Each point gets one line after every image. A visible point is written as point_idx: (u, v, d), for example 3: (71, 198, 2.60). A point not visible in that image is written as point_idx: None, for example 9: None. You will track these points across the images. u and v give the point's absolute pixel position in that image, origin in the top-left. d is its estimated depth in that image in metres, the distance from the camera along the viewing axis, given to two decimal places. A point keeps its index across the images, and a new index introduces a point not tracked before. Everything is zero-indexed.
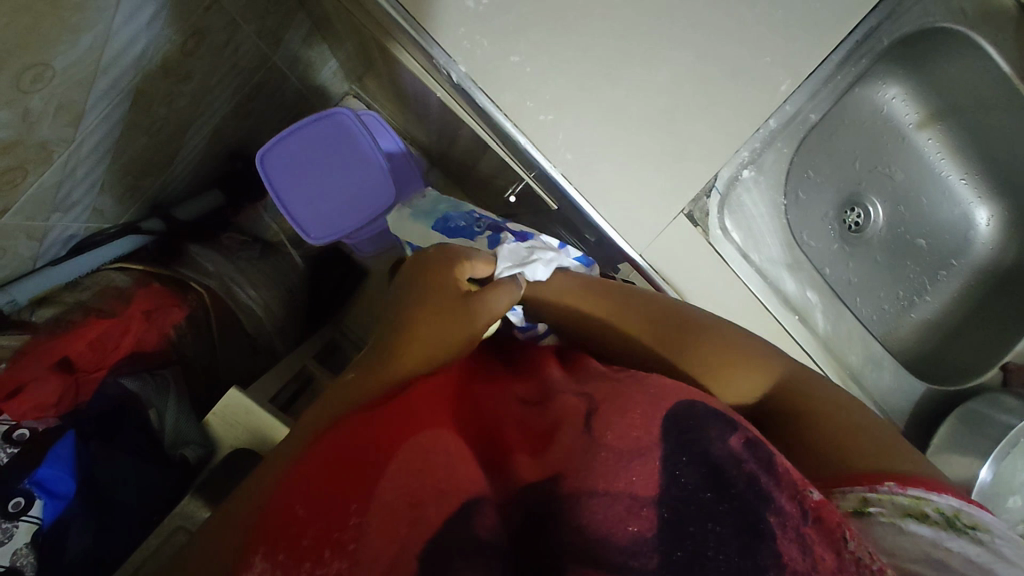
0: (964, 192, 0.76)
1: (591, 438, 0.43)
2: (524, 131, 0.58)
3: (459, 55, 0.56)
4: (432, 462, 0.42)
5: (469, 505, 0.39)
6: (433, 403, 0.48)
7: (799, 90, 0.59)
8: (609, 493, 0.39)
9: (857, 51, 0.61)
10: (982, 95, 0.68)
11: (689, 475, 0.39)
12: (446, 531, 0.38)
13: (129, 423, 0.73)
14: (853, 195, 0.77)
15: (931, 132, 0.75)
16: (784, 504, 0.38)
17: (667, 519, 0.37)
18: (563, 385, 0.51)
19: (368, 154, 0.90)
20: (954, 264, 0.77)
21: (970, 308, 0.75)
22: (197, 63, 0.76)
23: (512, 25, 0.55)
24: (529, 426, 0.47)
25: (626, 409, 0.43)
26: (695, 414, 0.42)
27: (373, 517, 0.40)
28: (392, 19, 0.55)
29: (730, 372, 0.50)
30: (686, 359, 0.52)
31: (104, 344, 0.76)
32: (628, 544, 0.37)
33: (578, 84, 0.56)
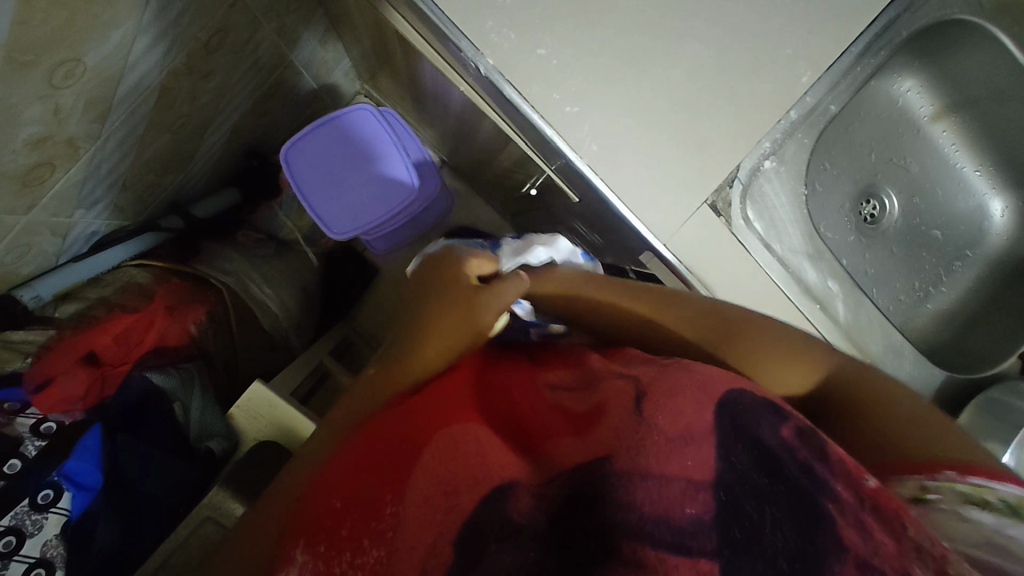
0: (979, 183, 0.77)
1: (640, 416, 0.43)
2: (551, 122, 0.59)
3: (486, 48, 0.57)
4: (463, 450, 0.42)
5: (505, 487, 0.39)
6: (465, 399, 0.49)
7: (820, 81, 0.59)
8: (663, 476, 0.38)
9: (877, 41, 0.62)
10: (998, 85, 0.69)
11: (742, 458, 0.39)
12: (481, 517, 0.38)
13: (152, 416, 0.74)
14: (868, 187, 0.78)
15: (945, 124, 0.76)
16: (840, 491, 0.38)
17: (723, 502, 0.36)
18: (607, 371, 0.50)
19: (388, 156, 0.91)
20: (970, 255, 0.78)
21: (983, 297, 0.76)
22: (219, 60, 0.77)
23: (538, 18, 0.55)
24: (570, 415, 0.47)
25: (675, 392, 0.43)
26: (746, 405, 0.42)
27: (410, 504, 0.40)
28: (420, 12, 0.56)
29: (763, 365, 0.51)
30: (720, 357, 0.52)
31: (128, 338, 0.77)
32: (685, 525, 0.35)
33: (603, 76, 0.57)
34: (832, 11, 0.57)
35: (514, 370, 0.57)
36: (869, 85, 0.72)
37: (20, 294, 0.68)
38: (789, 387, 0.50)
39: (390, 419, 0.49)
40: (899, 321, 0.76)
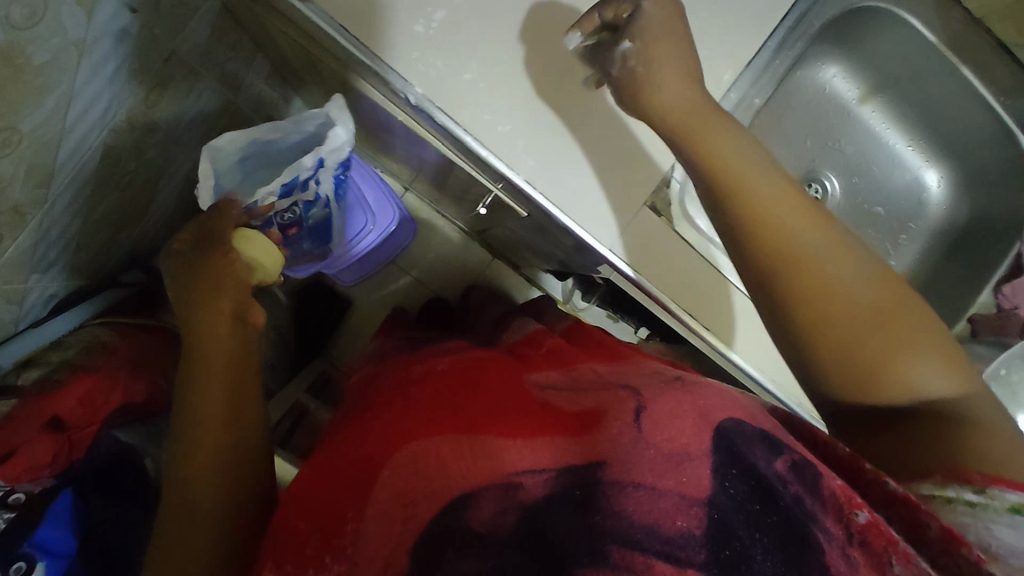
0: (913, 157, 0.79)
1: (637, 428, 0.38)
2: (485, 143, 0.59)
3: (414, 78, 0.56)
4: (425, 465, 0.41)
5: (462, 497, 0.37)
6: (442, 415, 0.47)
7: (741, 78, 0.63)
8: (654, 487, 0.34)
9: (792, 34, 0.65)
10: (917, 65, 0.72)
11: (737, 485, 0.36)
12: (439, 524, 0.37)
13: (126, 476, 0.74)
14: (809, 172, 0.80)
15: (874, 105, 0.78)
16: (830, 527, 0.35)
17: (716, 520, 0.34)
18: (604, 384, 0.48)
19: None
20: (913, 227, 0.80)
21: (932, 270, 0.78)
22: (161, 113, 0.77)
23: (463, 44, 0.57)
24: (562, 414, 0.45)
25: (676, 410, 0.39)
26: (744, 434, 0.39)
27: (371, 521, 0.40)
28: (346, 50, 0.55)
29: (911, 359, 0.44)
30: (901, 333, 0.44)
31: (94, 399, 0.73)
32: (674, 536, 0.33)
33: (531, 96, 0.59)
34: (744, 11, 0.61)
35: (500, 372, 0.55)
36: (794, 74, 0.74)
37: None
38: (941, 391, 0.43)
39: (365, 441, 0.48)
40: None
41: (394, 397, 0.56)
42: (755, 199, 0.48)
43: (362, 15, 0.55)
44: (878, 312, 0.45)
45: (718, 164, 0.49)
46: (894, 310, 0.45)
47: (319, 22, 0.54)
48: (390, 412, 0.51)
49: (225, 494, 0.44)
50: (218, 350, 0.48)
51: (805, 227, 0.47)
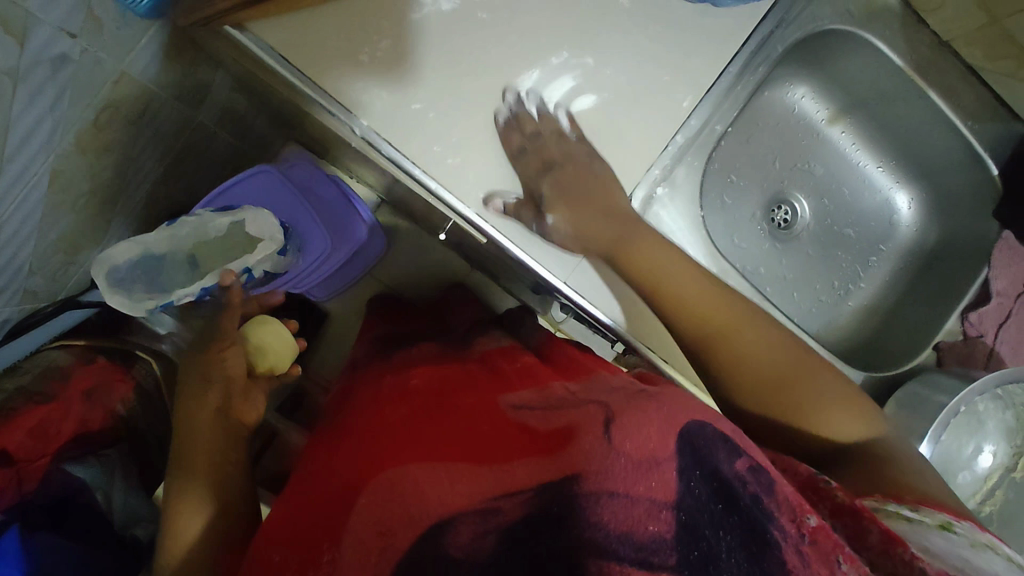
0: (883, 179, 0.78)
1: (608, 440, 0.34)
2: (434, 175, 0.58)
3: (359, 110, 0.54)
4: (401, 487, 0.36)
5: (438, 524, 0.32)
6: (415, 437, 0.43)
7: (702, 104, 0.64)
8: (627, 495, 0.32)
9: (753, 59, 0.67)
10: (881, 87, 0.71)
11: (702, 485, 0.33)
12: (417, 557, 0.31)
13: (77, 510, 0.68)
14: (778, 193, 0.78)
15: (842, 126, 0.77)
16: (785, 525, 0.34)
17: (685, 524, 0.32)
18: (573, 400, 0.44)
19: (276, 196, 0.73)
20: (884, 249, 0.78)
21: (899, 295, 0.77)
22: (113, 135, 0.74)
23: (409, 73, 0.55)
24: (535, 432, 0.41)
25: (641, 417, 0.36)
26: (705, 435, 0.36)
27: (346, 553, 0.34)
28: (297, 88, 0.53)
29: (829, 408, 0.45)
30: (807, 389, 0.46)
31: (47, 431, 0.70)
32: (645, 542, 0.30)
33: (483, 126, 0.58)
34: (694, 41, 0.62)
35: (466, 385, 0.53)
36: (759, 96, 0.74)
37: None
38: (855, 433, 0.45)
39: (329, 469, 0.44)
40: (812, 326, 0.77)
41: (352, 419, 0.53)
42: (683, 293, 0.50)
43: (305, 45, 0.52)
44: (785, 372, 0.47)
45: (645, 270, 0.52)
46: (799, 368, 0.47)
47: (259, 53, 0.51)
48: (350, 441, 0.47)
49: (216, 523, 0.46)
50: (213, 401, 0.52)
51: (713, 300, 0.50)
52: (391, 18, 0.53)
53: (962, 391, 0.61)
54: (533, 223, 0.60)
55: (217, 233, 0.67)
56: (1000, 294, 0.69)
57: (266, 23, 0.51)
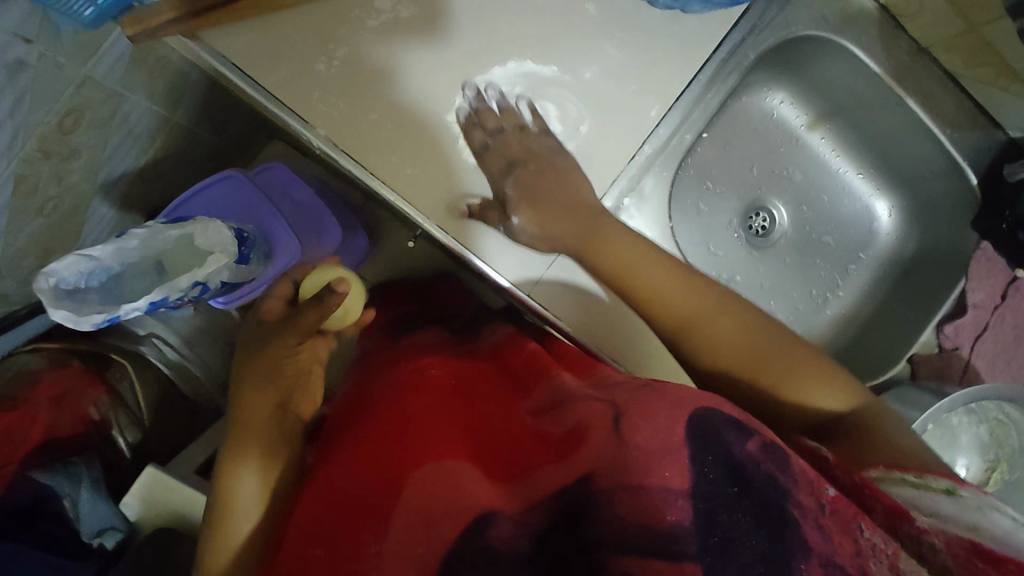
0: (863, 186, 0.77)
1: (620, 438, 0.39)
2: (392, 186, 0.58)
3: (317, 120, 0.56)
4: (438, 487, 0.40)
5: (479, 520, 0.37)
6: (438, 431, 0.47)
7: (669, 114, 0.64)
8: (641, 486, 0.35)
9: (724, 67, 0.66)
10: (859, 94, 0.70)
11: (715, 470, 0.36)
12: (462, 547, 0.36)
13: (42, 518, 0.66)
14: (755, 201, 0.77)
15: (822, 132, 0.77)
16: (803, 499, 0.36)
17: (701, 511, 0.34)
18: (582, 394, 0.48)
19: (238, 202, 0.73)
20: (862, 257, 0.78)
21: (878, 303, 0.76)
22: (80, 139, 0.73)
23: (366, 85, 0.57)
24: (546, 438, 0.45)
25: (649, 409, 0.39)
26: (714, 420, 0.38)
27: (390, 540, 0.37)
28: (257, 102, 0.55)
29: (804, 381, 0.48)
30: (774, 366, 0.48)
31: (11, 437, 0.68)
32: (667, 531, 0.34)
33: (441, 134, 0.59)
34: (661, 52, 0.62)
35: (476, 384, 0.56)
36: (736, 101, 0.74)
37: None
38: (830, 402, 0.47)
39: (352, 456, 0.47)
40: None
41: (353, 412, 0.56)
42: (649, 281, 0.53)
43: (261, 59, 0.55)
44: (752, 352, 0.49)
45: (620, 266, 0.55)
46: (768, 347, 0.50)
47: (212, 60, 0.54)
48: (357, 433, 0.50)
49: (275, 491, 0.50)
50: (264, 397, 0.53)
51: (679, 287, 0.53)
52: (351, 30, 0.56)
53: (930, 409, 0.62)
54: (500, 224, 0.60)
55: (167, 245, 0.57)
56: (976, 305, 0.70)
57: (222, 32, 0.54)
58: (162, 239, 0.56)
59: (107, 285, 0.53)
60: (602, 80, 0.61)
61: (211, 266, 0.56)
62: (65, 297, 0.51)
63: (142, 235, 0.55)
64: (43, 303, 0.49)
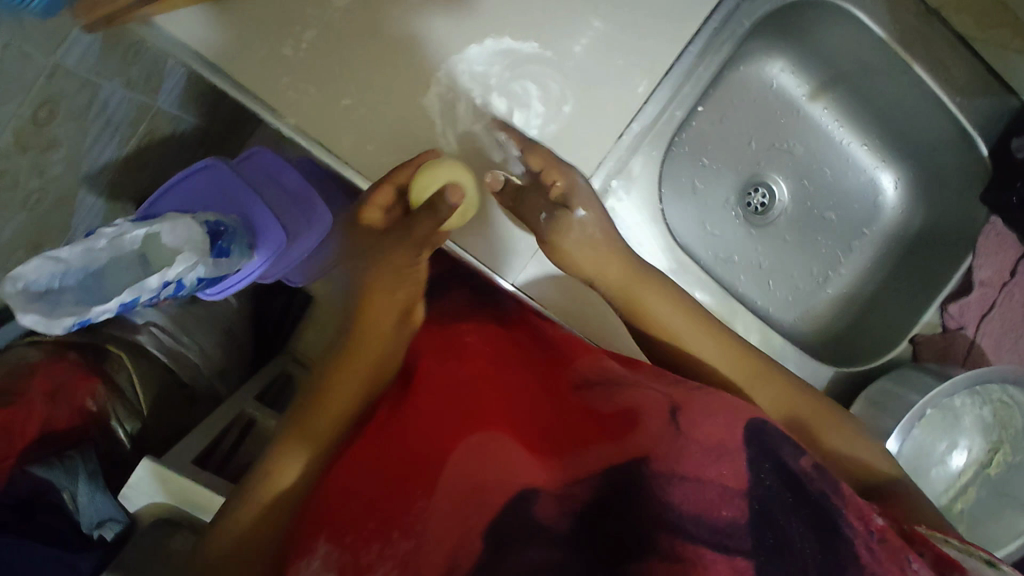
0: (867, 158, 0.74)
1: (678, 431, 0.41)
2: (366, 174, 0.56)
3: (286, 108, 0.54)
4: (487, 462, 0.42)
5: (524, 493, 0.39)
6: (486, 408, 0.49)
7: (659, 89, 0.59)
8: (698, 478, 0.38)
9: (717, 36, 0.62)
10: (865, 61, 0.66)
11: (771, 477, 0.39)
12: (508, 516, 0.37)
13: (41, 511, 0.65)
14: (754, 176, 0.74)
15: (824, 102, 0.73)
16: (854, 525, 0.38)
17: (757, 511, 0.37)
18: (639, 382, 0.49)
19: (217, 191, 0.71)
20: (867, 232, 0.74)
21: (880, 281, 0.73)
22: (58, 129, 0.72)
23: (336, 70, 0.54)
24: (596, 420, 0.46)
25: (710, 407, 0.42)
26: (771, 431, 0.42)
27: (438, 504, 0.40)
28: (223, 89, 0.53)
29: (849, 444, 0.50)
30: (822, 433, 0.50)
31: (9, 430, 0.67)
32: (722, 525, 0.36)
33: (415, 117, 0.56)
34: (647, 24, 0.58)
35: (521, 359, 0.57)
36: (732, 72, 0.70)
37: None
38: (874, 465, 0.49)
39: (401, 425, 0.49)
40: (787, 318, 0.73)
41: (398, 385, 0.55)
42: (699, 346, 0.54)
43: (223, 46, 0.52)
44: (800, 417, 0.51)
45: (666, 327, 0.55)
46: (815, 413, 0.51)
47: (172, 48, 0.52)
48: (404, 406, 0.51)
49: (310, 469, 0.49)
50: (349, 375, 0.52)
51: (726, 351, 0.54)
52: (319, 10, 0.53)
53: (932, 392, 0.57)
54: (544, 211, 0.56)
55: (134, 245, 0.55)
56: (984, 282, 0.67)
57: (182, 19, 0.51)
58: (132, 239, 0.55)
59: (77, 286, 0.52)
60: (586, 54, 0.58)
61: (180, 265, 0.55)
62: (32, 300, 0.50)
63: (110, 234, 0.53)
64: (13, 308, 0.48)
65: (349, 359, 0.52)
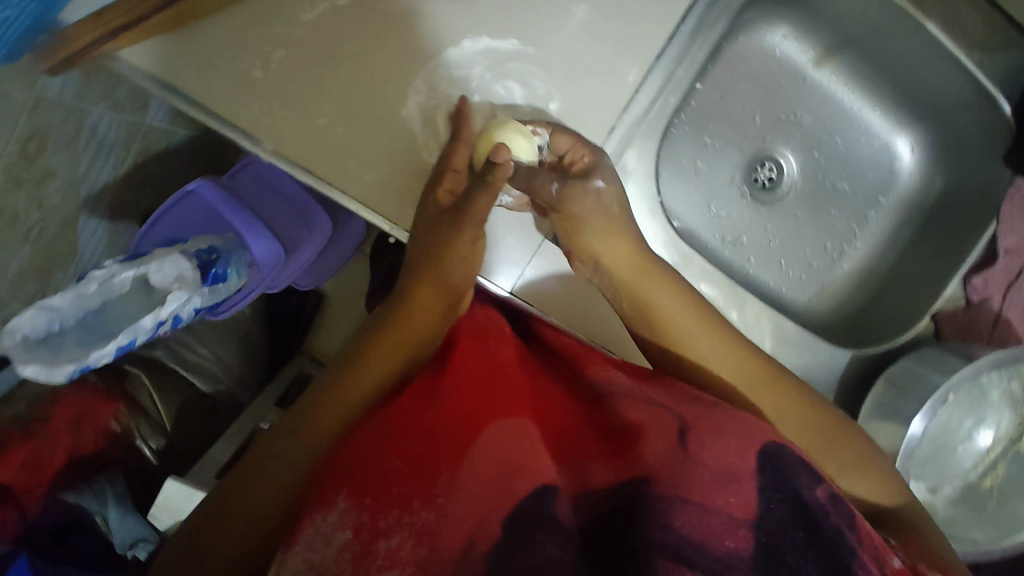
0: (880, 124, 0.70)
1: (686, 453, 0.39)
2: (348, 192, 0.53)
3: (263, 134, 0.52)
4: (518, 445, 0.38)
5: (546, 487, 0.35)
6: (513, 392, 0.45)
7: (650, 77, 0.56)
8: (703, 505, 0.36)
9: (708, 13, 0.58)
10: (874, 22, 0.61)
11: (782, 509, 0.36)
12: (531, 508, 0.33)
13: (80, 537, 0.64)
14: (761, 151, 0.71)
15: (832, 67, 0.69)
16: (867, 562, 0.35)
17: (762, 544, 0.35)
18: (634, 396, 0.46)
19: (209, 212, 0.71)
20: (883, 201, 0.71)
21: (899, 254, 0.70)
22: (52, 158, 0.70)
23: (310, 89, 0.52)
24: (605, 435, 0.43)
25: (718, 430, 0.40)
26: (785, 455, 0.39)
27: (468, 477, 0.35)
28: (197, 118, 0.52)
29: (853, 471, 0.47)
30: (825, 459, 0.47)
31: (39, 460, 0.64)
32: (722, 557, 0.34)
33: (391, 131, 0.53)
34: (632, 9, 0.55)
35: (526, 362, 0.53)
36: (732, 43, 0.66)
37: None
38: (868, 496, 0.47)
39: (420, 397, 0.44)
40: (801, 297, 0.71)
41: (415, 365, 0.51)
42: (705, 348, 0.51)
43: (192, 75, 0.51)
44: (804, 436, 0.48)
45: (669, 326, 0.52)
46: (824, 435, 0.48)
47: (138, 81, 0.50)
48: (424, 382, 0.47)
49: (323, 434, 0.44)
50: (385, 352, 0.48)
51: (733, 362, 0.50)
52: (286, 28, 0.52)
53: (954, 376, 0.56)
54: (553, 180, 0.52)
55: (123, 288, 0.56)
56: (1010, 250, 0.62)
57: (147, 51, 0.50)
58: (121, 282, 0.55)
59: (74, 331, 0.52)
60: (569, 47, 0.55)
61: (171, 303, 0.57)
62: (32, 351, 0.49)
63: (100, 277, 0.54)
64: (13, 360, 0.48)
65: (373, 342, 0.49)
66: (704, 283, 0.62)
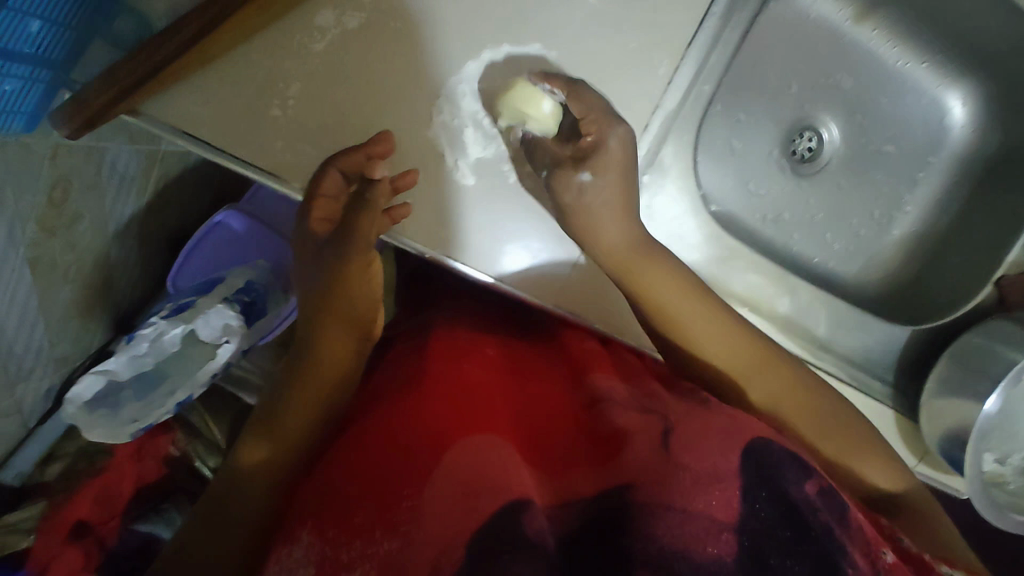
0: (928, 78, 0.65)
1: (667, 452, 0.38)
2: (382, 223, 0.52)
3: (290, 173, 0.50)
4: (485, 457, 0.37)
5: (517, 501, 0.33)
6: (487, 404, 0.44)
7: (684, 65, 0.53)
8: (686, 509, 0.34)
9: None
10: None
11: (767, 508, 0.36)
12: (500, 527, 0.31)
13: None
14: (800, 119, 0.67)
15: (872, 23, 0.64)
16: (857, 559, 0.36)
17: (747, 547, 0.34)
18: (622, 399, 0.45)
19: (237, 244, 0.73)
20: (933, 160, 0.67)
21: (951, 216, 0.66)
22: (79, 202, 0.64)
23: (333, 121, 0.50)
24: (592, 435, 0.41)
25: (703, 431, 0.39)
26: (771, 451, 0.39)
27: (432, 495, 0.34)
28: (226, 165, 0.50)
29: (863, 457, 0.50)
30: (827, 442, 0.50)
31: (109, 495, 0.67)
32: (706, 563, 0.32)
33: (419, 153, 0.51)
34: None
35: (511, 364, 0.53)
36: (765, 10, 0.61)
37: (1, 475, 0.66)
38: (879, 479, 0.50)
39: (387, 415, 0.43)
40: (850, 270, 0.68)
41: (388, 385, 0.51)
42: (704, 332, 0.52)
43: (213, 121, 0.49)
44: (805, 422, 0.51)
45: (668, 313, 0.52)
46: (827, 423, 0.51)
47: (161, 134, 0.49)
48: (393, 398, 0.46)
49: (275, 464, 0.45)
50: (325, 371, 0.48)
51: (733, 347, 0.52)
52: (300, 61, 0.50)
53: None
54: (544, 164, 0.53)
55: (174, 347, 0.60)
56: None
57: (164, 101, 0.48)
58: (171, 340, 0.60)
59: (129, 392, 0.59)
60: (595, 45, 0.52)
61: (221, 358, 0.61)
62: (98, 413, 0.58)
63: (147, 339, 0.59)
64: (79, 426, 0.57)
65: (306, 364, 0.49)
66: (751, 273, 0.60)
